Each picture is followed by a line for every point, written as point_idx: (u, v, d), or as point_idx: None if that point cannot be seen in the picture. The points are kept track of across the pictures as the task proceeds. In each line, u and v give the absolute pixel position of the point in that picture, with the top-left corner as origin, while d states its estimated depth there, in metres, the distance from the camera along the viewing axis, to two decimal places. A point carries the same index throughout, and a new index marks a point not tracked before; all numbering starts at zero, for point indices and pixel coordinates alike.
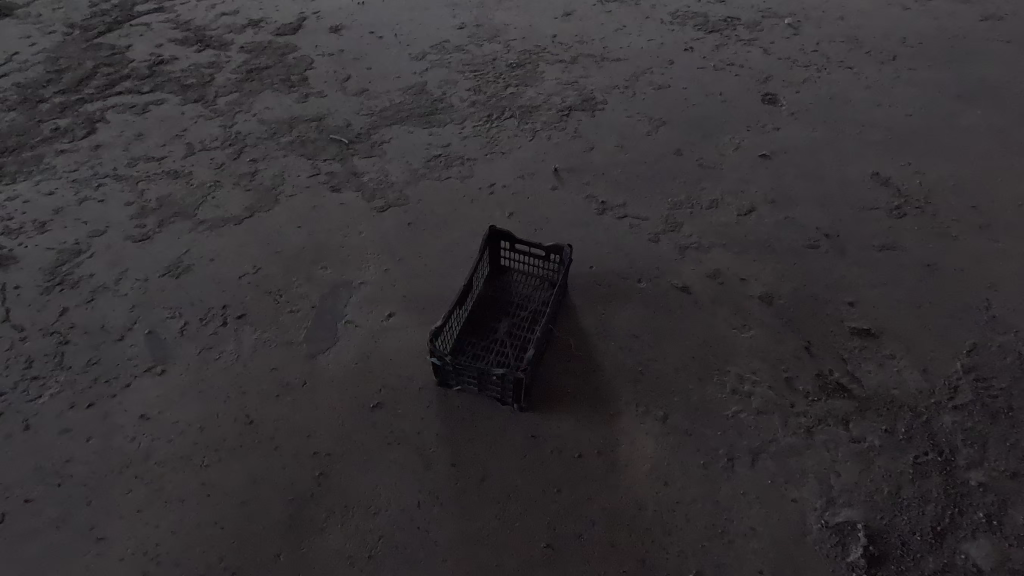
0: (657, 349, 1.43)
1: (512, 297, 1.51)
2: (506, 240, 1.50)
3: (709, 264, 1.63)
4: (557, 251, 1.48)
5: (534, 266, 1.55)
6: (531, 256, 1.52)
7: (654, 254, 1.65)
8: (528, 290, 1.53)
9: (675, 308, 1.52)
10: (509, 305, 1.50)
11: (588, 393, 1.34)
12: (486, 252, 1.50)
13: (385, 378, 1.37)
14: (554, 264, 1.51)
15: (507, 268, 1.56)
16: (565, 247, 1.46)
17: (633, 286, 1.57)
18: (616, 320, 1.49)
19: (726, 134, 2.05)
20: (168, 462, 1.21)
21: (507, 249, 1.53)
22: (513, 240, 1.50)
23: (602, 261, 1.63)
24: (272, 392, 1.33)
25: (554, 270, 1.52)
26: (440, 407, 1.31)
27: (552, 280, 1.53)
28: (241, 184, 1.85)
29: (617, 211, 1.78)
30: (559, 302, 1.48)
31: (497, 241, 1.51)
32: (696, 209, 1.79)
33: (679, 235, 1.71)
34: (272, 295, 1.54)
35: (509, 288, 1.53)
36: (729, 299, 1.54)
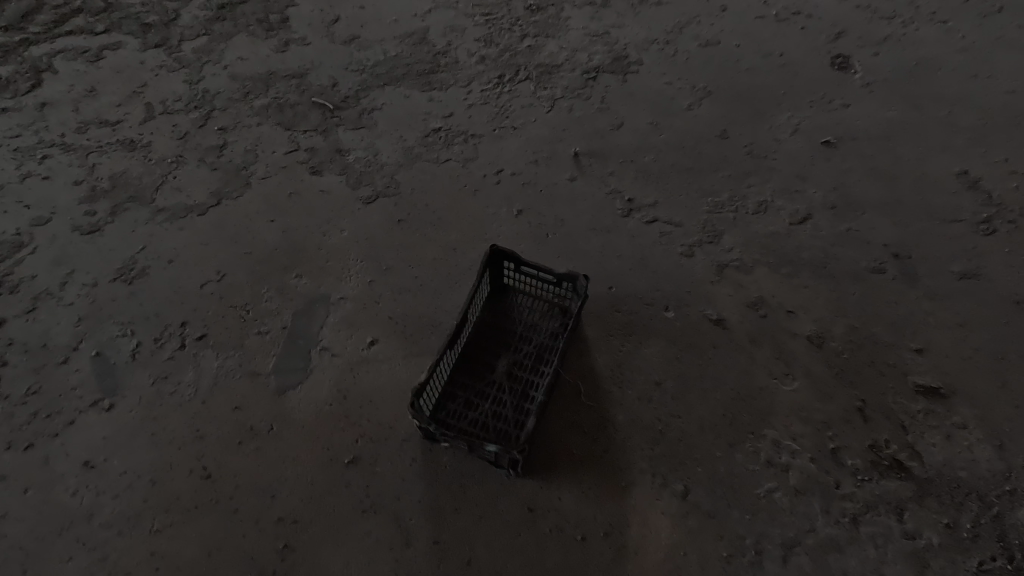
0: (681, 402, 1.22)
1: (515, 327, 1.28)
2: (511, 261, 1.26)
3: (751, 290, 1.37)
4: (572, 280, 1.23)
5: (542, 290, 1.31)
6: (540, 280, 1.28)
7: (686, 274, 1.39)
8: (535, 320, 1.30)
9: (706, 347, 1.29)
10: (511, 338, 1.28)
11: (596, 457, 1.15)
12: (485, 275, 1.26)
13: (363, 425, 1.19)
14: (568, 292, 1.27)
15: (511, 290, 1.33)
16: (581, 277, 1.21)
17: (659, 315, 1.33)
18: (635, 361, 1.27)
19: (784, 112, 1.70)
20: (114, 525, 1.07)
21: (512, 270, 1.29)
22: (520, 262, 1.25)
23: (623, 280, 1.38)
24: (232, 437, 1.16)
25: (567, 298, 1.28)
26: (424, 467, 1.14)
27: (564, 309, 1.30)
28: (206, 160, 1.58)
29: (645, 213, 1.50)
30: (570, 339, 1.25)
31: (500, 261, 1.27)
32: (740, 214, 1.50)
33: (718, 248, 1.44)
34: (237, 311, 1.33)
35: (512, 315, 1.30)
36: (771, 338, 1.30)
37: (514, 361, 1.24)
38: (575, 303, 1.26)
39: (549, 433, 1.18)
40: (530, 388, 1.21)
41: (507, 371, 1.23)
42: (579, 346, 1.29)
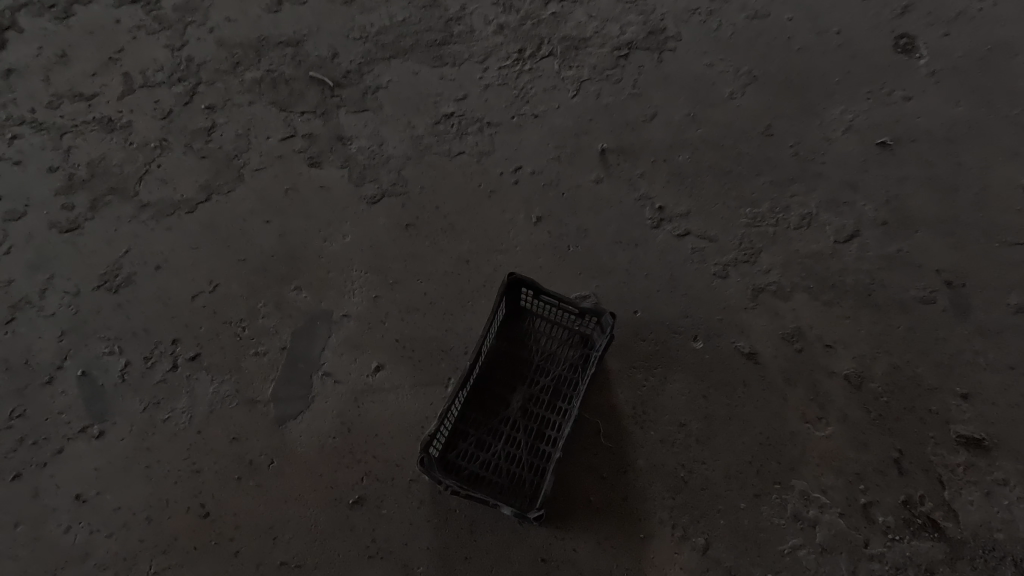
0: (705, 446, 1.14)
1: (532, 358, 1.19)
2: (530, 290, 1.15)
3: (787, 320, 1.26)
4: (598, 313, 1.12)
5: (562, 318, 1.20)
6: (562, 308, 1.17)
7: (718, 299, 1.28)
8: (554, 350, 1.20)
9: (736, 385, 1.20)
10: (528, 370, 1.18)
11: (614, 506, 1.09)
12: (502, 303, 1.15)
13: (369, 461, 1.12)
14: (592, 324, 1.17)
15: (528, 315, 1.22)
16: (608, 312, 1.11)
17: (686, 346, 1.23)
18: (658, 398, 1.18)
19: (838, 104, 1.52)
20: (110, 566, 1.03)
21: (531, 296, 1.18)
22: (541, 291, 1.14)
23: (649, 304, 1.28)
24: (231, 472, 1.10)
25: (590, 329, 1.18)
26: (433, 511, 1.08)
27: (585, 339, 1.20)
28: (193, 146, 1.43)
29: (677, 224, 1.36)
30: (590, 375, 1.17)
31: (518, 289, 1.16)
32: (781, 228, 1.36)
33: (755, 269, 1.31)
34: (233, 328, 1.23)
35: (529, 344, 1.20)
36: (806, 376, 1.21)
37: (531, 396, 1.15)
38: (598, 336, 1.16)
39: (566, 477, 1.11)
40: (547, 428, 1.12)
41: (523, 408, 1.14)
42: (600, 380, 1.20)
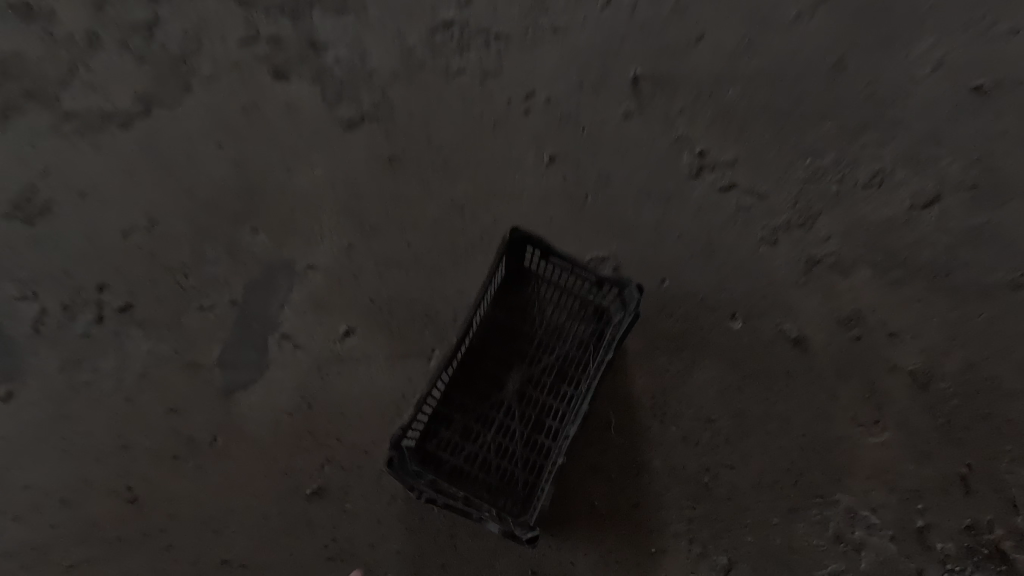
0: (737, 449, 0.95)
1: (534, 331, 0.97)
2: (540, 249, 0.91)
3: (845, 301, 1.04)
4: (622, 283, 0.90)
5: (575, 285, 0.98)
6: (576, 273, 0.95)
7: (763, 271, 1.06)
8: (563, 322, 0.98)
9: (777, 376, 0.99)
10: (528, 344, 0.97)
11: (622, 513, 0.92)
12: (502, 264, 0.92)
13: (332, 446, 0.93)
14: (612, 294, 0.95)
15: (533, 277, 1.00)
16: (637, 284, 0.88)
17: (721, 327, 1.02)
18: (683, 388, 0.98)
19: (933, 29, 1.20)
20: (23, 553, 0.89)
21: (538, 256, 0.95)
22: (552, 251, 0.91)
23: (679, 272, 1.05)
24: (165, 450, 0.92)
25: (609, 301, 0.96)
26: (405, 509, 0.91)
27: (601, 311, 0.98)
28: (127, 43, 1.14)
29: (719, 175, 1.12)
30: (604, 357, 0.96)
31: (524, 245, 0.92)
32: (845, 188, 1.12)
33: (810, 236, 1.08)
34: (172, 275, 1.01)
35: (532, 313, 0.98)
36: (864, 371, 1.00)
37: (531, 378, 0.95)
38: (619, 310, 0.95)
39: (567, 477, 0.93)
40: (547, 418, 0.93)
41: (520, 392, 0.94)
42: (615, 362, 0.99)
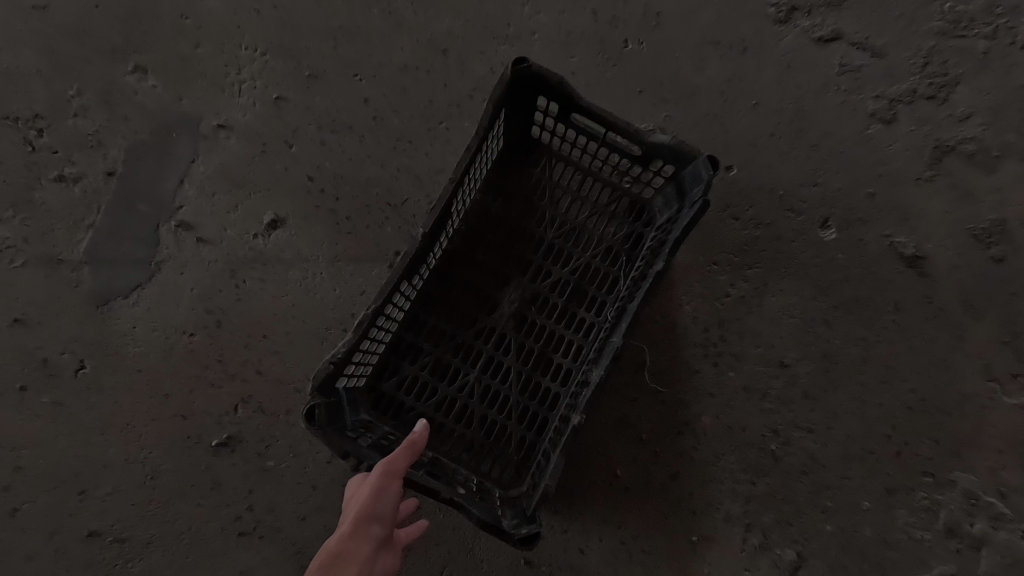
0: (817, 407, 0.68)
1: (540, 229, 0.66)
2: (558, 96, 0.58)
3: (986, 207, 0.73)
4: (683, 155, 0.58)
5: (605, 162, 0.66)
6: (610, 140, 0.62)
7: (871, 160, 0.74)
8: (584, 216, 0.67)
9: (881, 309, 0.70)
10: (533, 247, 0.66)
11: (653, 486, 0.66)
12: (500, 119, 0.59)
13: (248, 381, 0.66)
14: (661, 175, 0.63)
15: (543, 148, 0.67)
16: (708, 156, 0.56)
17: (806, 236, 0.72)
18: (748, 320, 0.70)
19: None
20: None
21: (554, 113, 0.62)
22: (577, 99, 0.58)
23: (752, 158, 0.74)
24: (15, 377, 0.66)
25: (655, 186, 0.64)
26: (347, 473, 0.64)
27: (642, 203, 0.66)
28: None
29: (819, 19, 0.77)
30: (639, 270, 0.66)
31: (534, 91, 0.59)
32: (1001, 43, 0.77)
33: (943, 112, 0.75)
34: (23, 131, 0.70)
35: (540, 201, 0.67)
36: (1003, 305, 0.71)
37: (534, 295, 0.65)
38: (670, 201, 0.63)
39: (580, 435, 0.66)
40: (556, 353, 0.64)
41: (518, 315, 0.64)
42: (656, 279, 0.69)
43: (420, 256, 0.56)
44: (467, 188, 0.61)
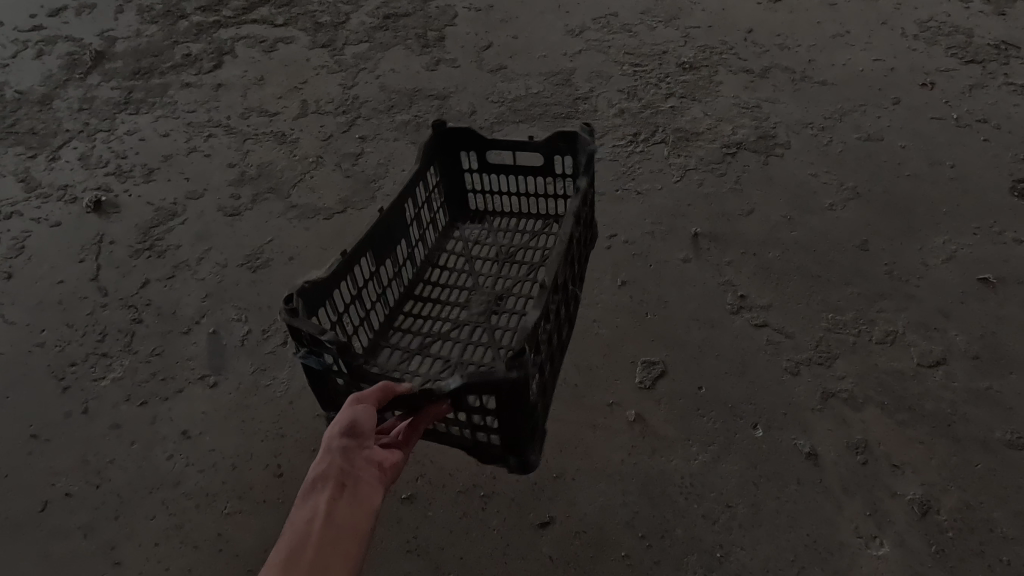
0: (748, 534, 1.13)
1: (489, 250, 1.37)
2: (473, 139, 1.35)
3: (855, 430, 1.25)
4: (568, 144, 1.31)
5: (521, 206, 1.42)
6: (503, 170, 1.38)
7: (786, 395, 1.30)
8: (503, 235, 1.39)
9: (790, 480, 1.19)
10: (479, 265, 1.33)
11: (644, 566, 1.11)
12: (438, 189, 1.39)
13: (426, 468, 1.26)
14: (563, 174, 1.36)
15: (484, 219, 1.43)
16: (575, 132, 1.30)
17: (745, 431, 1.25)
18: (708, 475, 1.20)
19: (942, 234, 1.52)
20: (194, 497, 1.17)
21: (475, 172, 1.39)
22: (476, 139, 1.34)
23: (715, 383, 1.32)
24: (308, 440, 1.23)
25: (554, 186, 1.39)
26: (471, 522, 1.18)
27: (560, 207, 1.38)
28: (342, 166, 1.70)
29: (755, 314, 1.41)
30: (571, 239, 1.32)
31: (445, 152, 1.36)
32: (862, 339, 1.37)
33: (827, 372, 1.32)
34: None
35: (473, 231, 1.41)
36: (866, 489, 1.17)
37: (487, 277, 1.31)
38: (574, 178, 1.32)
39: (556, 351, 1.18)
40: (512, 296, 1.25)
41: (484, 307, 1.25)
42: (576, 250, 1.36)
43: (389, 240, 1.22)
44: (420, 224, 1.33)
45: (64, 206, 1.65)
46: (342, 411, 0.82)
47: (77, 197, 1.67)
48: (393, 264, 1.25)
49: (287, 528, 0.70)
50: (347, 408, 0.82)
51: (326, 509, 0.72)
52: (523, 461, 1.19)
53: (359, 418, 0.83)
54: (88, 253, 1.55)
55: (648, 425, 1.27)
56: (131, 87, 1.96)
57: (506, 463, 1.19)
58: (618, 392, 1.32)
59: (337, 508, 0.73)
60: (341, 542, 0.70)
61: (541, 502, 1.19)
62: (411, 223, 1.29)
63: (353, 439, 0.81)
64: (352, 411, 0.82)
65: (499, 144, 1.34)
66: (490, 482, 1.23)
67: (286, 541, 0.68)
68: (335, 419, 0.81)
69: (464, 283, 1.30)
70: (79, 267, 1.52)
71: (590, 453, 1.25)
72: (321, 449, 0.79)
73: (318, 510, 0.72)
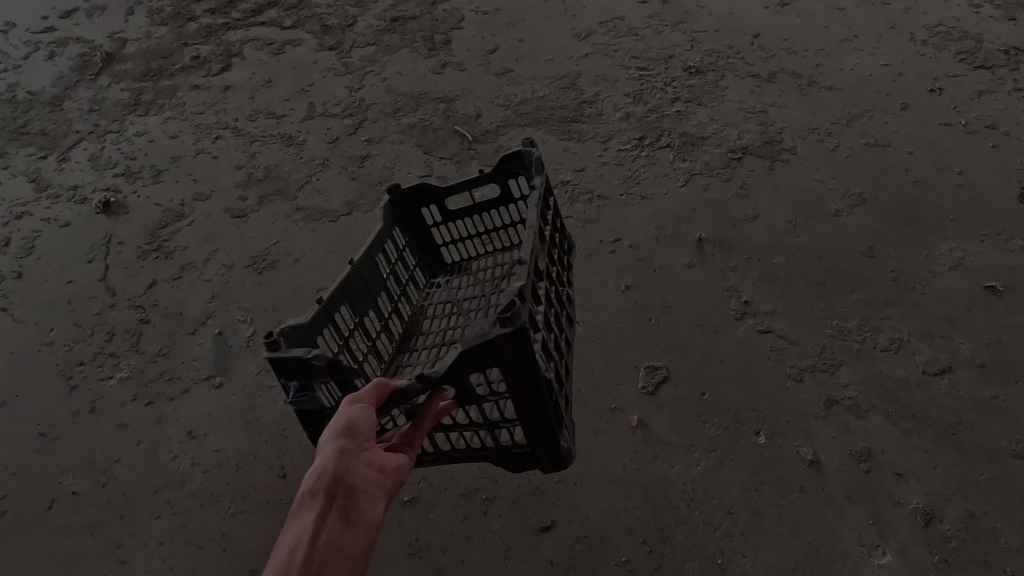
0: (749, 541, 1.13)
1: (473, 286, 1.30)
2: (426, 195, 1.31)
3: (858, 437, 1.24)
4: (516, 165, 1.27)
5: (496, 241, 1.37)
6: (466, 213, 1.34)
7: (789, 402, 1.29)
8: (486, 271, 1.33)
9: (792, 488, 1.19)
10: (467, 303, 1.27)
11: (645, 572, 1.11)
12: (411, 250, 1.34)
13: (430, 472, 1.27)
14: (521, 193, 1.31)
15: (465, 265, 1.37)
16: (521, 153, 1.26)
17: (748, 438, 1.25)
18: (710, 481, 1.20)
19: (948, 241, 1.52)
20: (199, 497, 1.18)
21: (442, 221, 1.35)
22: (432, 192, 1.31)
23: (718, 389, 1.32)
24: (310, 441, 1.22)
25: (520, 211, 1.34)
26: (473, 525, 1.19)
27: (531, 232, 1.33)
28: (348, 168, 1.71)
29: (759, 320, 1.41)
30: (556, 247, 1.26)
31: (407, 213, 1.33)
32: (866, 347, 1.36)
33: (832, 380, 1.32)
34: None
35: (459, 279, 1.34)
36: (868, 497, 1.17)
37: (476, 309, 1.24)
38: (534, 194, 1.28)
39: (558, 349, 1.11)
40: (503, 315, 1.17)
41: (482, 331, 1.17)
42: (564, 265, 1.28)
43: (365, 294, 1.18)
44: (399, 281, 1.28)
45: (74, 207, 1.67)
46: (338, 411, 0.79)
47: (86, 198, 1.69)
48: (378, 318, 1.20)
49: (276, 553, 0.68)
50: (345, 406, 0.79)
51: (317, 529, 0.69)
52: (555, 454, 1.01)
53: (353, 419, 0.77)
54: (97, 253, 1.56)
55: (650, 431, 1.27)
56: (140, 88, 1.98)
57: (538, 461, 1.03)
58: (620, 398, 1.33)
59: (330, 525, 0.70)
60: (328, 572, 0.67)
61: (542, 506, 1.20)
62: (387, 278, 1.25)
63: (349, 443, 0.76)
64: (345, 412, 0.78)
65: (454, 189, 1.31)
66: (491, 486, 1.23)
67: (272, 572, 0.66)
68: (332, 422, 0.78)
69: (454, 326, 1.23)
70: (88, 267, 1.54)
71: (592, 458, 1.25)
72: (319, 455, 0.75)
73: (305, 537, 0.68)
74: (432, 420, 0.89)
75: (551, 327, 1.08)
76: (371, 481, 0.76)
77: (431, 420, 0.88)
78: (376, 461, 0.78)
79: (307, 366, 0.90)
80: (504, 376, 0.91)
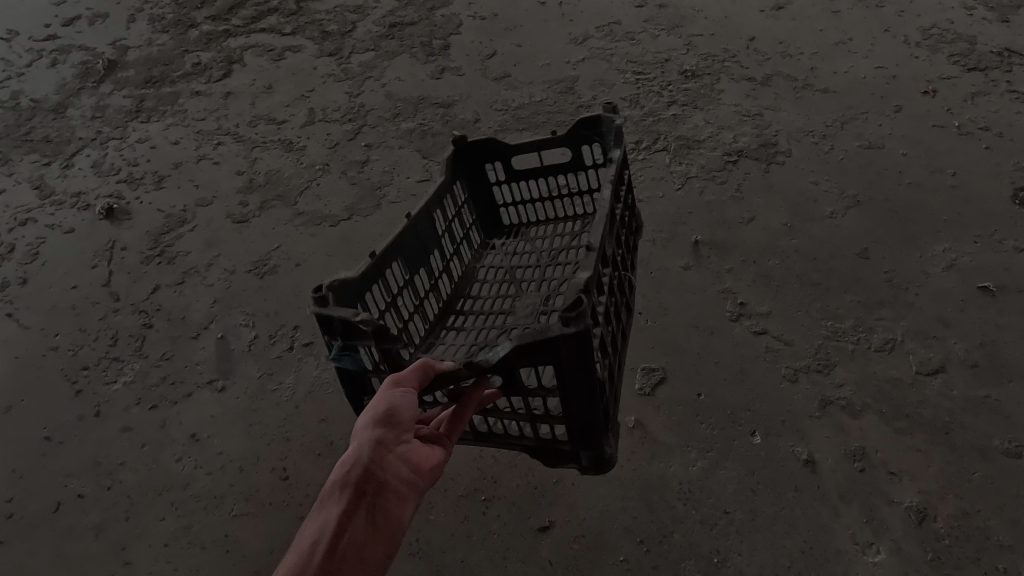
0: (745, 540, 1.15)
1: (526, 254, 1.33)
2: (496, 150, 1.35)
3: (852, 437, 1.26)
4: (592, 132, 1.30)
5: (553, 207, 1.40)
6: (530, 175, 1.37)
7: (784, 403, 1.31)
8: (541, 239, 1.36)
9: (787, 487, 1.20)
10: (521, 272, 1.29)
11: (642, 571, 1.12)
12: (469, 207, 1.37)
13: None
14: (592, 159, 1.35)
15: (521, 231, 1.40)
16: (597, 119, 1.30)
17: (744, 438, 1.27)
18: (707, 481, 1.22)
19: (942, 242, 1.53)
20: (202, 499, 1.20)
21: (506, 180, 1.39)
22: (500, 150, 1.35)
23: (715, 390, 1.33)
24: (312, 443, 1.24)
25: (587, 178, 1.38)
26: (472, 525, 1.21)
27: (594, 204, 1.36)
28: (348, 173, 1.73)
29: (755, 322, 1.43)
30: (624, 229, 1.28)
31: (473, 167, 1.37)
32: (861, 348, 1.38)
33: (827, 380, 1.33)
34: None
35: (514, 243, 1.38)
36: (862, 496, 1.19)
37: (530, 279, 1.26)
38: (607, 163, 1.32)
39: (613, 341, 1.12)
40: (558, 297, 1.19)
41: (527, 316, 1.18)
42: (627, 248, 1.30)
43: (422, 249, 1.20)
44: (454, 240, 1.31)
45: (77, 213, 1.69)
46: (378, 397, 0.80)
47: (90, 204, 1.71)
48: (428, 276, 1.22)
49: (302, 534, 0.71)
50: (385, 392, 0.81)
51: (343, 518, 0.72)
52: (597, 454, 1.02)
53: (392, 410, 0.79)
54: (101, 259, 1.58)
55: (647, 431, 1.29)
56: (142, 95, 2.00)
57: (578, 459, 1.04)
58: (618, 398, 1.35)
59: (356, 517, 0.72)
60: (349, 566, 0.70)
61: (542, 506, 1.21)
62: (443, 236, 1.27)
63: (385, 435, 0.78)
64: (385, 400, 0.80)
65: (523, 148, 1.35)
66: (491, 486, 1.25)
67: (295, 554, 0.69)
68: (371, 407, 0.79)
69: (507, 293, 1.25)
70: (92, 273, 1.56)
71: None
72: (355, 440, 0.78)
73: (331, 526, 0.71)
74: (474, 408, 0.90)
75: (608, 321, 1.09)
76: (400, 476, 0.78)
77: (473, 408, 0.89)
78: (407, 455, 0.80)
79: (355, 329, 0.92)
80: (557, 373, 0.91)
